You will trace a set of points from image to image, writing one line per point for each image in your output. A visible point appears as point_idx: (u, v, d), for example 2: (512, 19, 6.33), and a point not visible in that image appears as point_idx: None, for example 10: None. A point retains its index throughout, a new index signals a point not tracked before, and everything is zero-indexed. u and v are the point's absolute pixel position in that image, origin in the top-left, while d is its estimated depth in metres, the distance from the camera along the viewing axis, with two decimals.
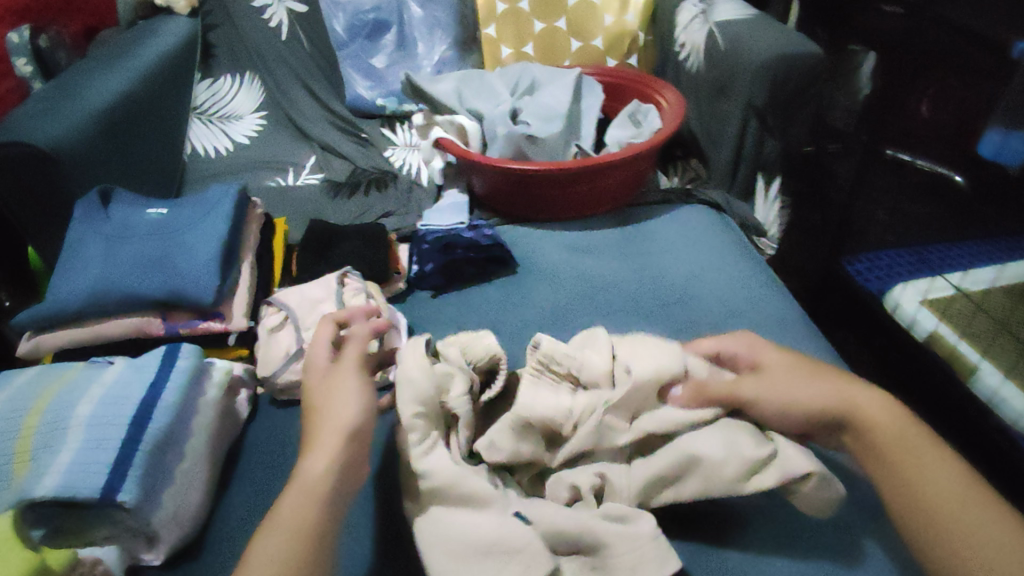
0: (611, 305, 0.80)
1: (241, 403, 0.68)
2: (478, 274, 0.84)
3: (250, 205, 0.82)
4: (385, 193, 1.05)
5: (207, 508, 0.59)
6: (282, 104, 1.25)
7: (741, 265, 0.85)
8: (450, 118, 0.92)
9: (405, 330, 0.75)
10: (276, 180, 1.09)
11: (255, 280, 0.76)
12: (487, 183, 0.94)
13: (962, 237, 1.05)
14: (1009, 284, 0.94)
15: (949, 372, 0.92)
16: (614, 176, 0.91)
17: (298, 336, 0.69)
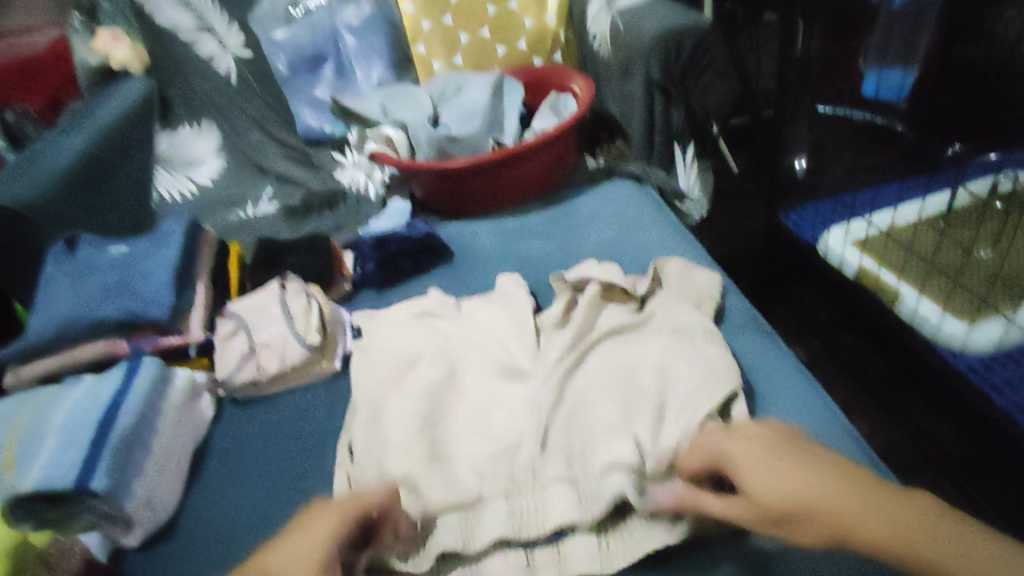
0: (535, 279, 0.86)
1: (204, 405, 0.75)
2: (414, 266, 0.90)
3: (204, 233, 0.91)
4: (337, 211, 1.12)
5: (178, 496, 0.67)
6: (240, 145, 1.33)
7: (656, 228, 0.91)
8: (377, 131, 0.99)
9: (349, 324, 0.83)
10: (237, 213, 1.17)
11: (209, 299, 0.85)
12: (425, 187, 1.01)
13: (892, 177, 1.14)
14: (935, 215, 0.99)
15: (877, 301, 0.96)
16: (535, 162, 0.99)
17: (249, 339, 0.77)
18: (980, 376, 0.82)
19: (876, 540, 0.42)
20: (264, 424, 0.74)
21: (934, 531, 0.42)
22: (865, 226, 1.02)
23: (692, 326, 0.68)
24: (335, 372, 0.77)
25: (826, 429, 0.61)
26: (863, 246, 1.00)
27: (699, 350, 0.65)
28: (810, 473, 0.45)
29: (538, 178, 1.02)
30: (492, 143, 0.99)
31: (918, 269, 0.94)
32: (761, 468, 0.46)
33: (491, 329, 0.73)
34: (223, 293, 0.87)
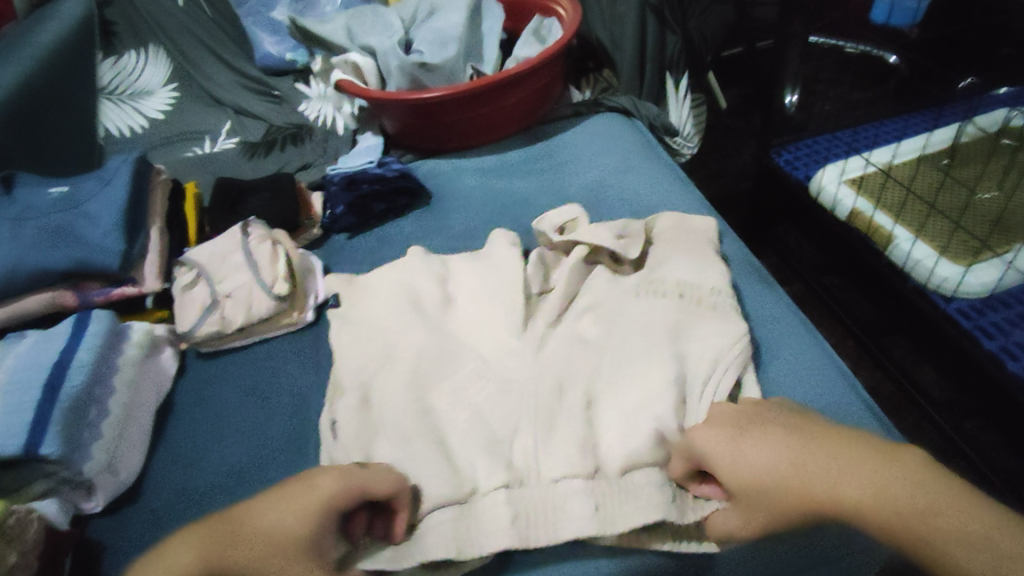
0: (519, 223, 0.80)
1: (165, 360, 0.70)
2: (389, 209, 0.84)
3: (154, 173, 0.83)
4: (301, 148, 1.04)
5: (142, 458, 0.63)
6: (193, 75, 1.21)
7: (647, 166, 0.85)
8: (343, 58, 0.90)
9: (320, 271, 0.77)
10: (193, 150, 1.08)
11: (164, 246, 0.78)
12: (398, 121, 0.94)
13: (890, 114, 1.10)
14: (936, 152, 0.96)
15: (868, 243, 0.93)
16: (517, 93, 0.91)
17: (211, 289, 0.71)
18: (973, 321, 0.80)
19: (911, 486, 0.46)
20: (231, 379, 0.69)
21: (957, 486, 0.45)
22: (862, 164, 0.98)
23: (696, 280, 0.61)
24: (306, 323, 0.72)
25: (823, 375, 0.59)
26: (857, 186, 0.97)
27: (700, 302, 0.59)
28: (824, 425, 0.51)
29: (520, 111, 0.95)
30: (470, 72, 0.91)
31: (915, 211, 0.91)
32: (731, 457, 0.46)
33: (474, 276, 0.69)
34: (180, 239, 0.80)
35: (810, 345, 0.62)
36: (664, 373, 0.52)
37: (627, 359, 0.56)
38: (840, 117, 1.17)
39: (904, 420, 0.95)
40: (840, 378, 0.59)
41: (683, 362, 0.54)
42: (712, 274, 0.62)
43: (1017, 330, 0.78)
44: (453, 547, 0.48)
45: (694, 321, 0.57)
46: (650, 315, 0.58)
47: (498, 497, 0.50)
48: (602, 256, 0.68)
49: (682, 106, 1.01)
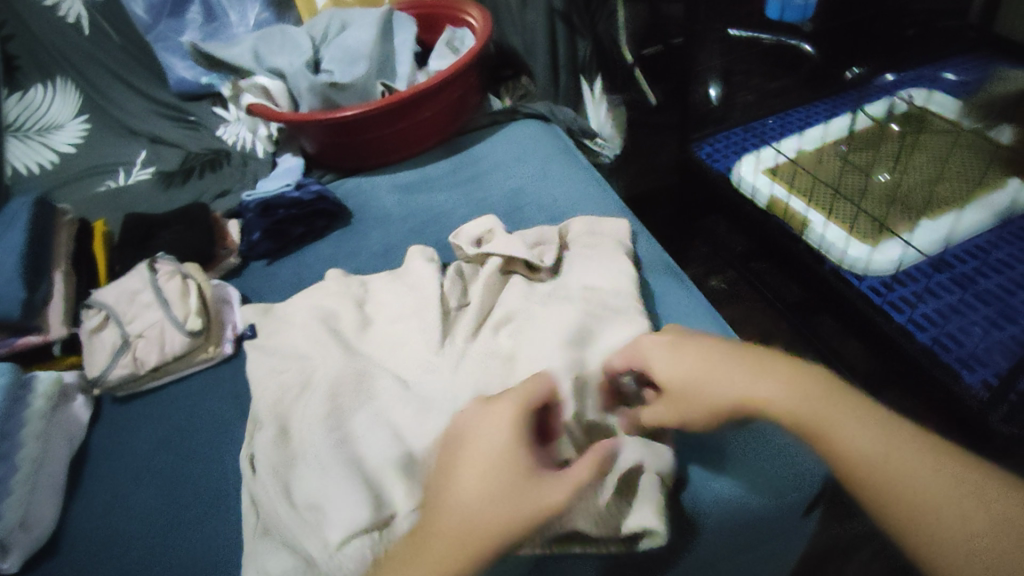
0: (440, 237, 0.80)
1: (77, 408, 0.68)
2: (308, 232, 0.83)
3: (57, 213, 0.80)
4: (219, 174, 1.01)
5: (57, 513, 0.60)
6: (105, 107, 1.16)
7: (563, 171, 0.87)
8: (251, 82, 0.89)
9: (236, 300, 0.76)
10: (106, 184, 1.04)
11: (71, 289, 0.75)
12: (315, 142, 0.92)
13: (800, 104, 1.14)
14: (836, 139, 1.00)
15: (785, 230, 0.95)
16: (432, 107, 0.91)
17: (121, 330, 0.69)
18: (884, 296, 0.84)
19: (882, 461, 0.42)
20: (151, 420, 0.68)
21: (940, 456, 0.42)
22: (773, 154, 1.02)
23: (601, 286, 0.62)
24: (226, 356, 0.71)
25: None
26: (773, 175, 1.00)
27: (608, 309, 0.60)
28: (729, 375, 0.47)
29: (438, 124, 0.95)
30: (381, 89, 0.90)
31: (824, 196, 0.95)
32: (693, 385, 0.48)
33: (392, 295, 0.69)
34: (90, 280, 0.78)
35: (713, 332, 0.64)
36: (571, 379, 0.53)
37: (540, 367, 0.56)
38: (758, 107, 1.21)
39: None
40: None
41: (582, 366, 0.55)
42: (617, 275, 0.63)
43: (923, 303, 0.82)
44: (371, 567, 0.47)
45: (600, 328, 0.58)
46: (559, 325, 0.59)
47: (417, 515, 0.48)
48: (517, 266, 0.68)
49: (599, 99, 1.03)
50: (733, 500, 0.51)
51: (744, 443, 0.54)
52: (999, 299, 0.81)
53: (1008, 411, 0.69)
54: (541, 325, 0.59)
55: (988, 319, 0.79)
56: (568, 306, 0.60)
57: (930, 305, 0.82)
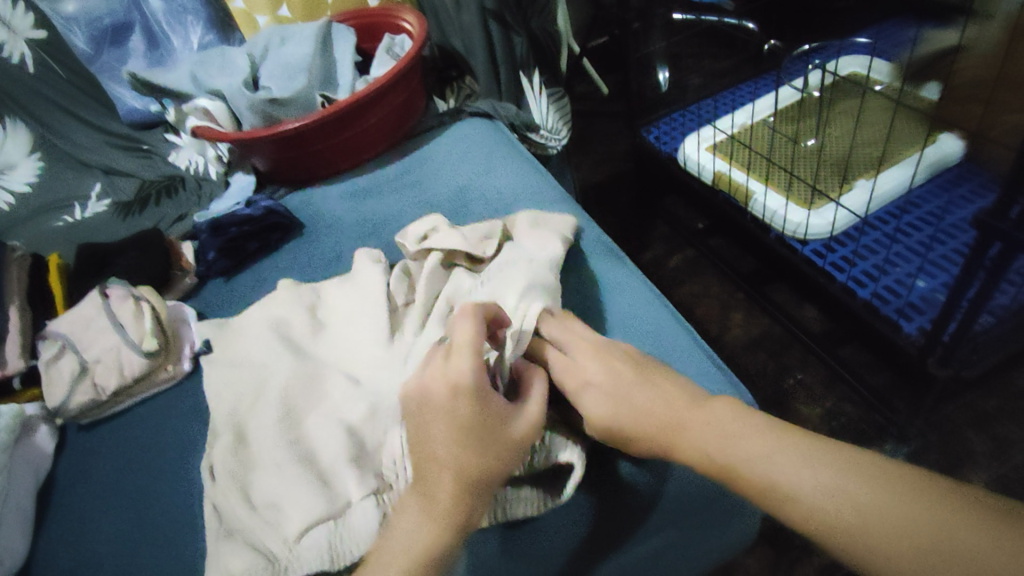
0: (391, 240, 0.82)
1: (42, 439, 0.68)
2: (262, 247, 0.84)
3: (8, 250, 0.80)
4: (176, 200, 1.02)
5: (26, 542, 0.61)
6: (56, 141, 1.14)
7: (508, 164, 0.89)
8: (193, 104, 0.90)
9: (194, 318, 0.77)
10: (63, 219, 1.05)
11: (27, 323, 0.76)
12: (263, 159, 0.94)
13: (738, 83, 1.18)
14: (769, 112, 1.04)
15: (733, 203, 1.00)
16: (375, 114, 0.93)
17: (79, 358, 0.70)
18: (826, 258, 0.88)
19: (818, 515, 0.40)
20: (115, 443, 0.69)
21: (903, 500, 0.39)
22: (713, 133, 1.06)
23: (516, 256, 0.67)
24: (185, 373, 0.72)
25: (668, 333, 0.64)
26: (714, 150, 1.04)
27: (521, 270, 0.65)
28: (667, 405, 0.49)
29: (383, 130, 0.96)
30: (321, 100, 0.92)
31: (761, 166, 0.98)
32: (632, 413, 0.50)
33: (343, 299, 0.70)
34: (46, 312, 0.78)
35: (651, 304, 0.67)
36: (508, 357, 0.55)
37: None
38: (710, 85, 1.24)
39: (793, 356, 1.01)
40: (679, 330, 0.64)
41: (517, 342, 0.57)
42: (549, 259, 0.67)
43: (861, 261, 0.86)
44: (328, 556, 0.50)
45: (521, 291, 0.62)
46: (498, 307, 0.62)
47: (367, 503, 0.51)
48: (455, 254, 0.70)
49: (538, 94, 1.07)
50: (678, 473, 0.52)
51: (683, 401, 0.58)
52: (918, 253, 0.84)
53: (942, 354, 0.74)
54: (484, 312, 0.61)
55: (918, 268, 0.82)
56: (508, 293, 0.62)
57: (868, 262, 0.85)
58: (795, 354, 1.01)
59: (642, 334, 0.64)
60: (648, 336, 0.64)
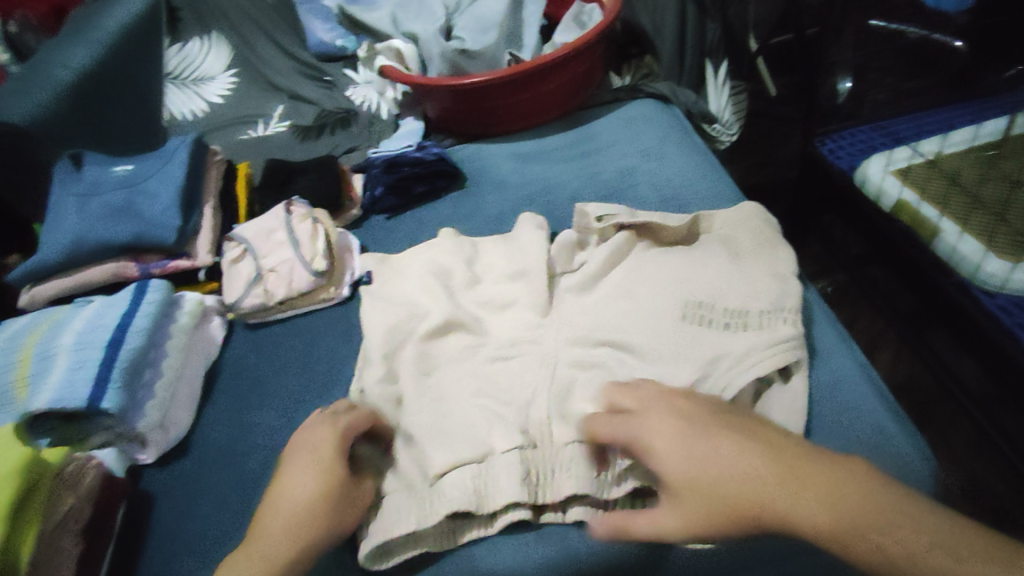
0: (552, 206, 0.82)
1: (214, 329, 0.76)
2: (428, 191, 0.87)
3: (209, 153, 0.88)
4: (348, 132, 1.07)
5: (190, 417, 0.69)
6: (254, 62, 1.24)
7: (681, 152, 0.85)
8: (387, 44, 0.94)
9: (357, 250, 0.81)
10: (248, 133, 1.12)
11: (217, 222, 0.83)
12: (439, 107, 0.96)
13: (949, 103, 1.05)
14: (984, 144, 0.91)
15: (913, 236, 0.89)
16: (554, 81, 0.92)
17: (255, 263, 0.76)
18: (1014, 317, 0.78)
19: (789, 514, 0.40)
20: (274, 346, 0.74)
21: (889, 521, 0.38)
22: (909, 155, 0.93)
23: (751, 283, 0.59)
24: (343, 298, 0.76)
25: (844, 357, 0.58)
26: (904, 176, 0.91)
27: (759, 314, 0.56)
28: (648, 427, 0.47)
29: (558, 98, 0.95)
30: (508, 58, 0.92)
31: (960, 204, 0.86)
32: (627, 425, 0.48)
33: (503, 258, 0.71)
34: (231, 216, 0.86)
35: (820, 320, 0.62)
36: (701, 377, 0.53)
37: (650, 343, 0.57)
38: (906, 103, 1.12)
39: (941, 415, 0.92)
40: (847, 348, 0.59)
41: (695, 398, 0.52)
42: (778, 286, 0.58)
43: None
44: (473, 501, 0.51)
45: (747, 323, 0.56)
46: (665, 301, 0.59)
47: (511, 457, 0.52)
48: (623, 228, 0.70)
49: (722, 86, 1.01)
50: None
51: (855, 431, 0.53)
52: None
53: None
54: (640, 300, 0.61)
55: None
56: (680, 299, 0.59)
57: None
58: (947, 414, 0.92)
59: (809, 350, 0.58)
60: (817, 362, 0.58)
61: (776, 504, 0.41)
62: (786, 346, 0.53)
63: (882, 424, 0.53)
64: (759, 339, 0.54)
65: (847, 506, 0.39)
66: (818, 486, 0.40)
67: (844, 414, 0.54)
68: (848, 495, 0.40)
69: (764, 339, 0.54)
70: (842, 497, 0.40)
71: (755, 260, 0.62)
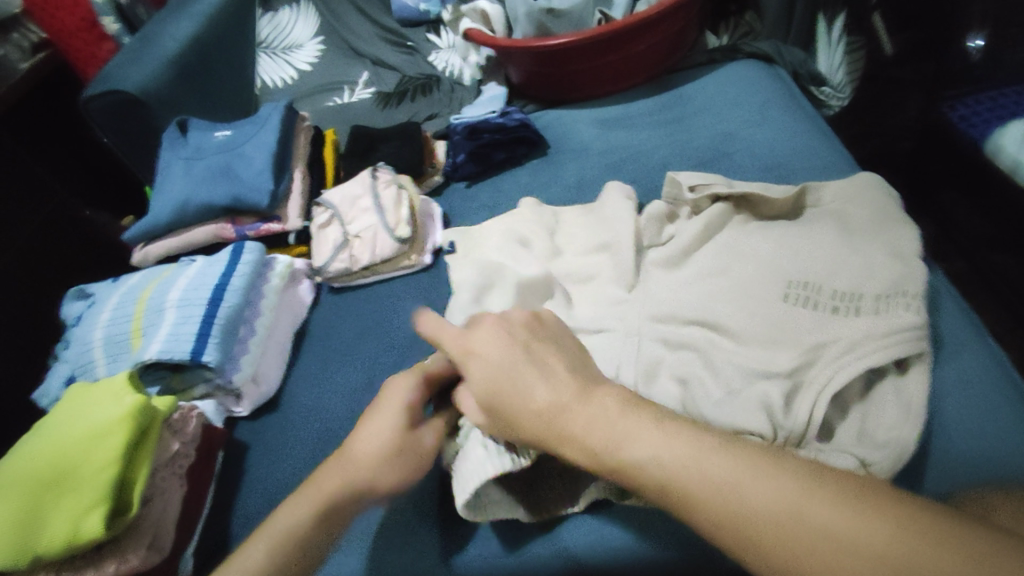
0: (638, 174, 0.78)
1: (303, 291, 0.78)
2: (509, 158, 0.85)
3: (299, 119, 0.90)
4: (430, 98, 1.06)
5: (281, 374, 0.72)
6: (341, 29, 1.25)
7: (785, 118, 0.78)
8: (472, 5, 0.92)
9: (439, 218, 0.81)
10: (334, 100, 1.14)
11: (305, 187, 0.85)
12: (523, 71, 0.93)
13: None
14: None
15: None
16: (646, 41, 0.86)
17: (342, 229, 0.77)
18: None
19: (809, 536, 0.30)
20: (360, 310, 0.76)
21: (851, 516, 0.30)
22: None
23: (861, 264, 0.53)
24: (425, 264, 0.77)
25: (971, 349, 0.52)
26: None
27: (873, 301, 0.51)
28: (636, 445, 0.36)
29: (649, 59, 0.90)
30: (598, 17, 0.87)
31: None
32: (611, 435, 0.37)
33: (585, 229, 0.68)
34: (319, 182, 0.88)
35: (948, 309, 0.55)
36: (795, 358, 0.49)
37: (744, 325, 0.53)
38: None
39: None
40: (981, 345, 0.53)
41: (795, 387, 0.48)
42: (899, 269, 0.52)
43: None
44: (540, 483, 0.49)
45: (858, 308, 0.51)
46: (764, 279, 0.55)
47: None
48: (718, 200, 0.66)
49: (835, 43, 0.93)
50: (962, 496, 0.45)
51: (982, 432, 0.47)
52: None
53: None
54: (734, 278, 0.57)
55: None
56: (782, 281, 0.54)
57: None
58: None
59: (934, 341, 0.53)
60: (941, 355, 0.52)
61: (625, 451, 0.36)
62: (906, 335, 0.47)
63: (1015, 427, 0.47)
64: (872, 325, 0.49)
65: (663, 457, 0.35)
66: (584, 405, 0.39)
67: (973, 415, 0.48)
68: (637, 424, 0.37)
69: (876, 326, 0.49)
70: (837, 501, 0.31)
71: (869, 237, 0.56)
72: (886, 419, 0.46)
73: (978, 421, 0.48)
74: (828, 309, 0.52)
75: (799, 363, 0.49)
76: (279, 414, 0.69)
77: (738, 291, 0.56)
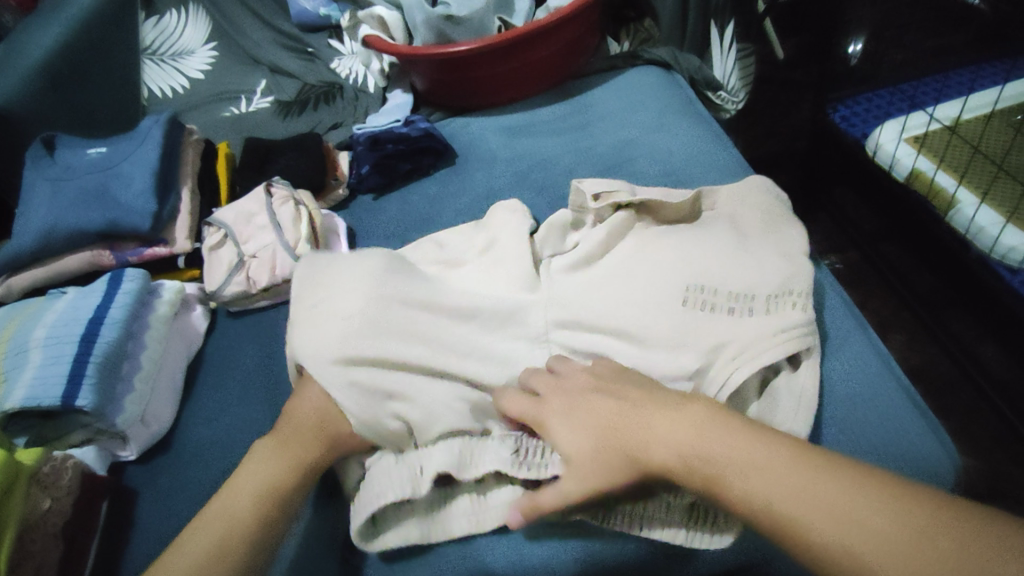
0: (546, 181, 0.78)
1: (196, 318, 0.73)
2: (414, 168, 0.83)
3: (186, 133, 0.84)
4: (333, 107, 1.02)
5: (174, 411, 0.66)
6: (235, 35, 1.18)
7: (682, 122, 0.81)
8: (369, 12, 0.89)
9: (343, 233, 0.78)
10: (230, 110, 1.07)
11: (194, 206, 0.79)
12: (425, 78, 0.91)
13: None
14: (1010, 108, 0.85)
15: (928, 207, 0.85)
16: (546, 47, 0.86)
17: (237, 249, 0.73)
18: None
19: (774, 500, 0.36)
20: (260, 335, 0.72)
21: (856, 505, 0.34)
22: (925, 121, 0.87)
23: (754, 266, 0.55)
24: None
25: (855, 339, 0.55)
26: (919, 142, 0.86)
27: (764, 303, 0.52)
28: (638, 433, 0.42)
29: (551, 65, 0.90)
30: (498, 24, 0.86)
31: (982, 172, 0.82)
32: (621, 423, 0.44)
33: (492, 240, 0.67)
34: (211, 199, 0.82)
35: (834, 301, 0.58)
36: (697, 363, 0.51)
37: (648, 332, 0.54)
38: None
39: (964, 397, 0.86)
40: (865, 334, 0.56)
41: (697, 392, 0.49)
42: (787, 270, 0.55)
43: None
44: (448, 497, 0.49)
45: (750, 310, 0.52)
46: (665, 283, 0.56)
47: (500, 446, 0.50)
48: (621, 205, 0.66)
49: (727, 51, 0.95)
50: None
51: (869, 420, 0.50)
52: None
53: None
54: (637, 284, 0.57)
55: None
56: (681, 285, 0.55)
57: None
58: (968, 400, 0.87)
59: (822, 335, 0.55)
60: (831, 348, 0.55)
61: (642, 444, 0.42)
62: (789, 335, 0.50)
63: (896, 408, 0.51)
64: (763, 326, 0.51)
65: (654, 444, 0.41)
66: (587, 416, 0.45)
67: (861, 404, 0.51)
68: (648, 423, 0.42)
69: (768, 327, 0.51)
70: (791, 472, 0.36)
71: (760, 239, 0.58)
72: (779, 416, 0.48)
73: (866, 409, 0.51)
74: (724, 311, 0.53)
75: (697, 367, 0.51)
76: (172, 455, 0.63)
77: (642, 297, 0.56)
